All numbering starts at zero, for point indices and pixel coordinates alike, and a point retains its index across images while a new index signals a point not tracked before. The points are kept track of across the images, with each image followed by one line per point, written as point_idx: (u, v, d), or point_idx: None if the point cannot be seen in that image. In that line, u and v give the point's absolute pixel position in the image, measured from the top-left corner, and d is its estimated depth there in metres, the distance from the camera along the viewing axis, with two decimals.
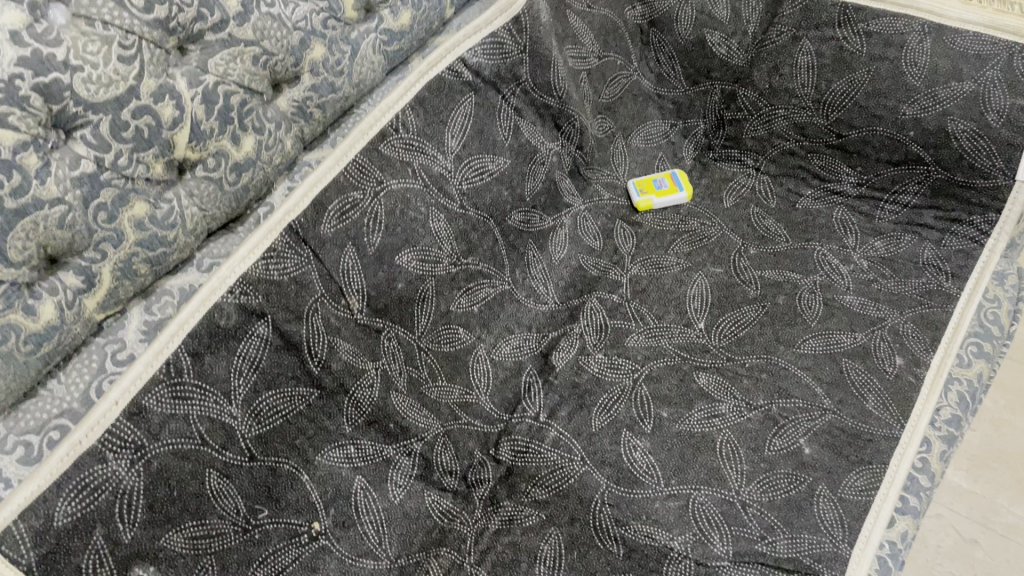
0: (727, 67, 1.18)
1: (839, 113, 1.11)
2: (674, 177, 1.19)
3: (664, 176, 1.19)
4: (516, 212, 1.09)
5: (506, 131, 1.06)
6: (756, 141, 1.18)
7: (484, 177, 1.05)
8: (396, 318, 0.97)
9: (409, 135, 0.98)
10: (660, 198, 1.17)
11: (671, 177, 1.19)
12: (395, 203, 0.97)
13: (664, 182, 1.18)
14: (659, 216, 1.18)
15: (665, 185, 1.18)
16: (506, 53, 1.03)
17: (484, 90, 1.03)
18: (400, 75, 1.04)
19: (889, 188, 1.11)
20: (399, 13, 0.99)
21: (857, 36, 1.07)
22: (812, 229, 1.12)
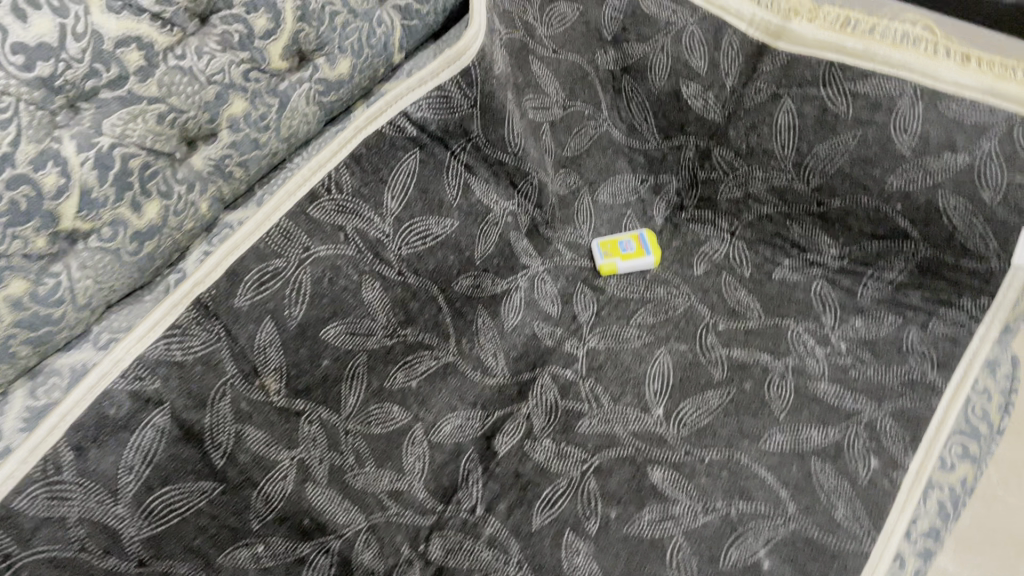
0: (701, 122, 1.07)
1: (820, 180, 1.01)
2: (640, 238, 1.09)
3: (631, 237, 1.10)
4: (463, 277, 1.00)
5: (454, 190, 0.97)
6: (731, 203, 1.09)
7: (427, 241, 0.95)
8: (319, 398, 0.88)
9: (342, 196, 0.90)
10: (625, 262, 1.08)
11: (638, 238, 1.09)
12: (323, 271, 0.88)
13: (630, 244, 1.09)
14: (625, 281, 1.08)
15: (630, 247, 1.09)
16: (455, 108, 0.94)
17: (430, 146, 0.95)
18: (339, 125, 0.95)
19: (872, 263, 1.02)
20: (337, 61, 0.90)
21: (843, 96, 0.98)
22: (787, 304, 1.03)
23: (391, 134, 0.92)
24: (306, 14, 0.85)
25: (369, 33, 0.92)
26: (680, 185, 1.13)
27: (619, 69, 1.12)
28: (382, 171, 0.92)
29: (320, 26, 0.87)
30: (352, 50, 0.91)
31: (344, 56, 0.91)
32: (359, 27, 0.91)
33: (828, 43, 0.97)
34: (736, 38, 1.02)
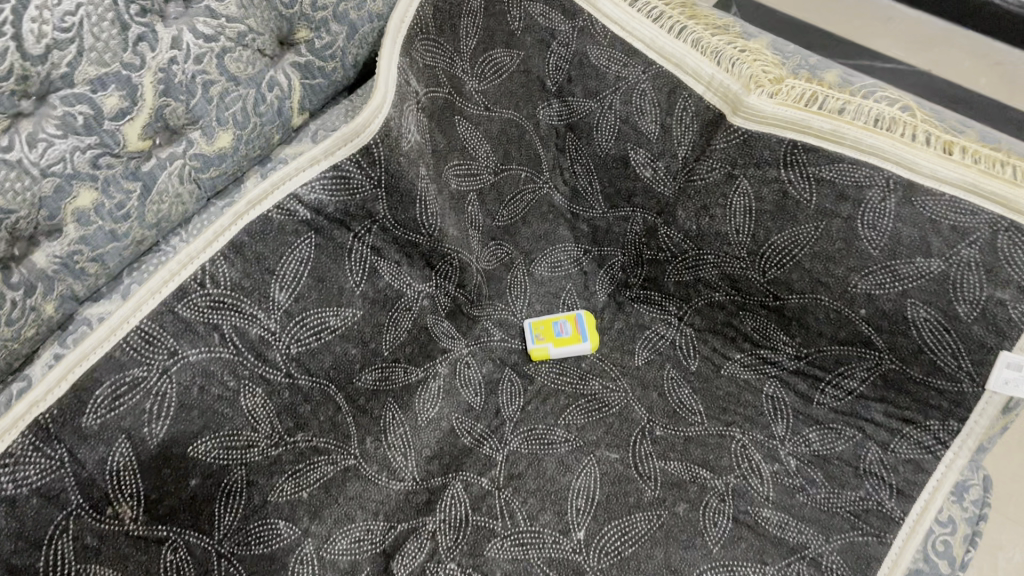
0: (650, 193, 0.96)
1: (777, 272, 0.90)
2: (575, 319, 0.97)
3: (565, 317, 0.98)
4: (367, 372, 0.88)
5: (356, 277, 0.85)
6: (681, 287, 0.97)
7: (321, 337, 0.84)
8: (184, 521, 0.76)
9: (218, 291, 0.78)
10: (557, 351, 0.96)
11: (573, 320, 0.97)
12: (191, 378, 0.77)
13: (564, 327, 0.97)
14: (559, 370, 0.97)
15: (563, 332, 0.97)
16: (354, 188, 0.81)
17: (328, 229, 0.83)
18: (228, 200, 0.83)
19: (834, 368, 0.90)
20: (217, 135, 0.78)
21: (805, 181, 0.86)
22: (734, 409, 0.92)
23: (278, 220, 0.80)
24: (170, 87, 0.72)
25: (257, 100, 0.80)
26: (625, 261, 1.01)
27: (563, 126, 0.98)
28: (269, 261, 0.80)
29: (190, 99, 0.74)
30: (235, 122, 0.79)
31: (225, 128, 0.79)
32: (243, 94, 0.79)
33: (791, 120, 0.84)
34: (693, 103, 0.90)
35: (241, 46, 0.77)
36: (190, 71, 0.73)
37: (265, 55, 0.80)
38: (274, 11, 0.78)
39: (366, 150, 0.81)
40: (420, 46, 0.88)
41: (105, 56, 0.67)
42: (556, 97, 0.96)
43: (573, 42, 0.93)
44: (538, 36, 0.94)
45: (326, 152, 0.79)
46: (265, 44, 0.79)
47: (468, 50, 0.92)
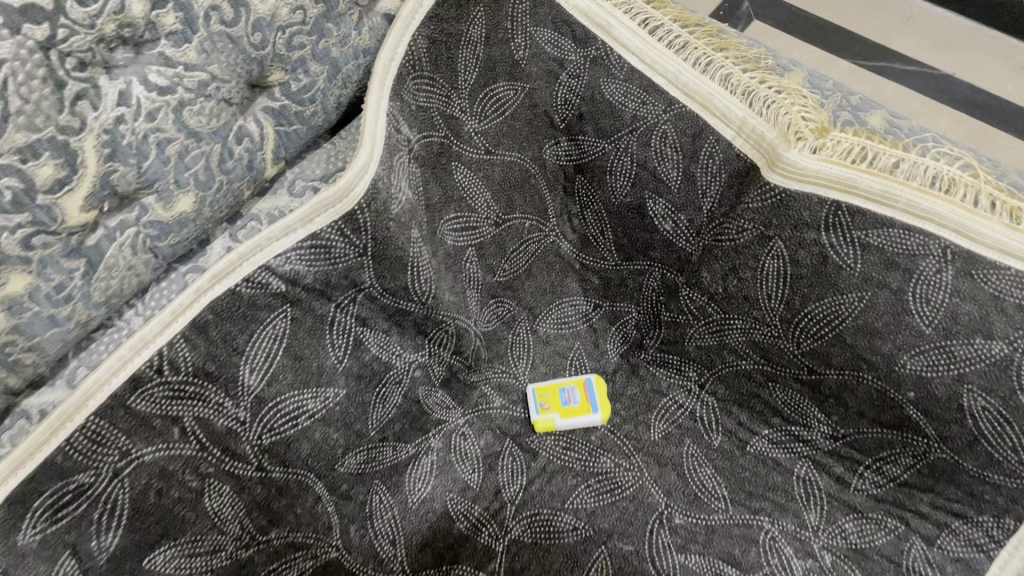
0: (669, 249, 0.85)
1: (814, 344, 0.80)
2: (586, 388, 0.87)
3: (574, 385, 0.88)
4: (352, 455, 0.78)
5: (338, 352, 0.75)
6: (702, 351, 0.87)
7: (298, 423, 0.74)
8: None
9: (179, 379, 0.67)
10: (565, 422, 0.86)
11: (583, 388, 0.87)
12: (148, 481, 0.66)
13: (573, 396, 0.87)
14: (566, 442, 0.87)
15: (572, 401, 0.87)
16: (336, 258, 0.71)
17: (306, 300, 0.72)
18: (193, 264, 0.72)
19: (875, 452, 0.81)
20: (175, 199, 0.67)
21: (849, 247, 0.75)
22: (763, 494, 0.83)
23: (247, 296, 0.69)
24: (117, 150, 0.61)
25: (223, 155, 0.69)
26: (641, 319, 0.90)
27: (573, 167, 0.87)
28: (237, 340, 0.69)
29: (141, 161, 0.63)
30: (198, 182, 0.68)
31: (185, 191, 0.68)
32: (207, 150, 0.68)
33: (834, 177, 0.73)
34: (719, 150, 0.78)
35: (203, 97, 0.66)
36: (141, 129, 0.62)
37: (230, 103, 0.69)
38: (243, 55, 0.67)
39: (350, 216, 0.71)
40: (412, 86, 0.78)
41: (37, 120, 0.55)
42: (566, 135, 0.85)
43: (585, 74, 0.81)
44: (546, 66, 0.82)
45: (301, 220, 0.69)
46: (232, 91, 0.68)
47: (466, 85, 0.81)
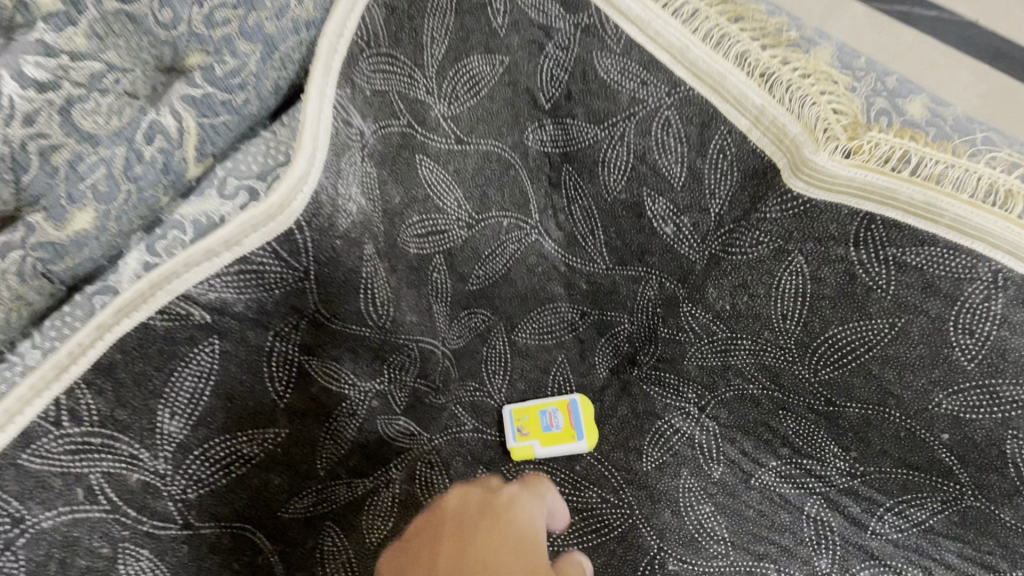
0: (669, 256, 0.73)
1: (833, 373, 0.70)
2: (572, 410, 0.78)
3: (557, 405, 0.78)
4: (300, 497, 0.68)
5: (278, 387, 0.64)
6: (703, 371, 0.78)
7: (230, 471, 0.63)
8: None
9: (81, 431, 0.56)
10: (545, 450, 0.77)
11: (568, 410, 0.78)
12: (47, 552, 0.55)
13: (556, 420, 0.77)
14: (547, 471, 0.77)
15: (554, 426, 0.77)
16: (270, 284, 0.59)
17: (238, 330, 0.60)
18: (101, 284, 0.55)
19: (898, 494, 0.72)
20: (70, 216, 0.54)
21: (882, 266, 0.63)
22: (768, 537, 0.74)
23: (162, 330, 0.57)
24: None
25: (130, 160, 0.56)
26: (634, 331, 0.79)
27: (559, 154, 0.72)
28: (154, 381, 0.58)
29: (20, 175, 0.51)
30: (100, 195, 0.55)
31: (82, 205, 0.54)
32: (108, 156, 0.54)
33: (868, 184, 0.60)
34: (731, 141, 0.64)
35: (98, 91, 0.52)
36: (16, 136, 0.49)
37: (136, 96, 0.56)
38: (147, 36, 0.54)
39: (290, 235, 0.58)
40: (366, 68, 0.63)
41: None
42: (551, 116, 0.70)
43: (575, 46, 0.65)
44: (529, 35, 0.65)
45: (226, 243, 0.56)
46: (136, 82, 0.55)
47: (433, 61, 0.65)
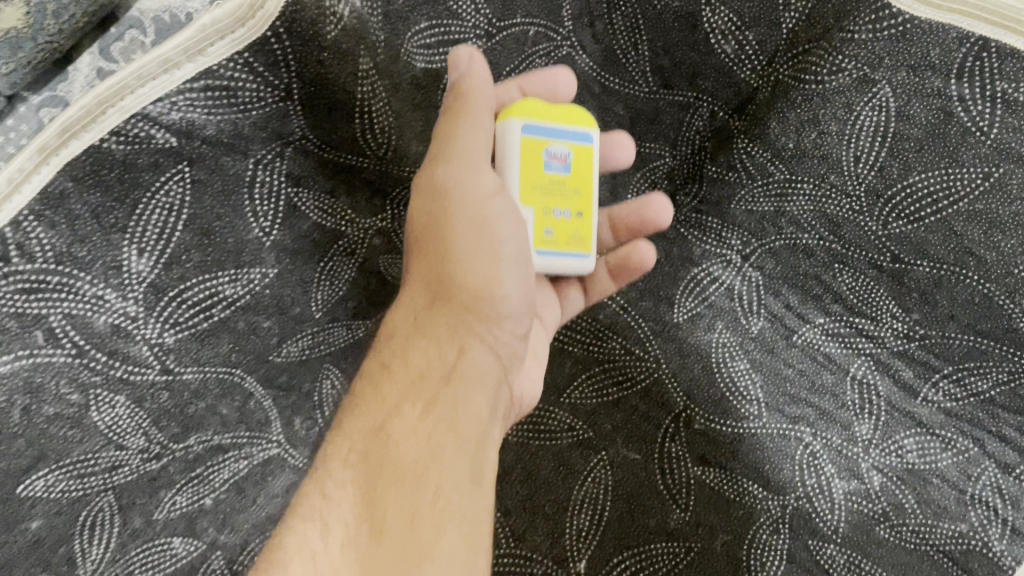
0: (725, 81, 0.62)
1: (905, 228, 0.60)
2: (538, 120, 0.51)
3: (565, 125, 0.53)
4: (292, 341, 0.60)
5: (263, 223, 0.55)
6: (752, 218, 0.67)
7: (212, 314, 0.56)
8: (30, 567, 0.55)
9: (34, 269, 0.49)
10: (556, 238, 0.53)
11: (534, 130, 0.51)
12: (8, 402, 0.51)
13: (560, 153, 0.52)
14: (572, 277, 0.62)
15: (517, 161, 0.51)
16: (245, 104, 0.51)
17: (212, 157, 0.52)
18: (49, 94, 0.50)
19: (957, 360, 0.63)
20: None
21: (987, 104, 0.54)
22: (806, 399, 0.67)
23: (120, 157, 0.49)
24: None
25: None
26: (675, 167, 0.68)
27: None
28: (115, 216, 0.50)
29: None
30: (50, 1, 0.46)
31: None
32: None
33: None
34: None
35: None
36: None
37: None
38: None
39: (263, 49, 0.50)
40: None
41: None
42: None
43: None
44: None
45: (186, 50, 0.48)
46: None
47: None
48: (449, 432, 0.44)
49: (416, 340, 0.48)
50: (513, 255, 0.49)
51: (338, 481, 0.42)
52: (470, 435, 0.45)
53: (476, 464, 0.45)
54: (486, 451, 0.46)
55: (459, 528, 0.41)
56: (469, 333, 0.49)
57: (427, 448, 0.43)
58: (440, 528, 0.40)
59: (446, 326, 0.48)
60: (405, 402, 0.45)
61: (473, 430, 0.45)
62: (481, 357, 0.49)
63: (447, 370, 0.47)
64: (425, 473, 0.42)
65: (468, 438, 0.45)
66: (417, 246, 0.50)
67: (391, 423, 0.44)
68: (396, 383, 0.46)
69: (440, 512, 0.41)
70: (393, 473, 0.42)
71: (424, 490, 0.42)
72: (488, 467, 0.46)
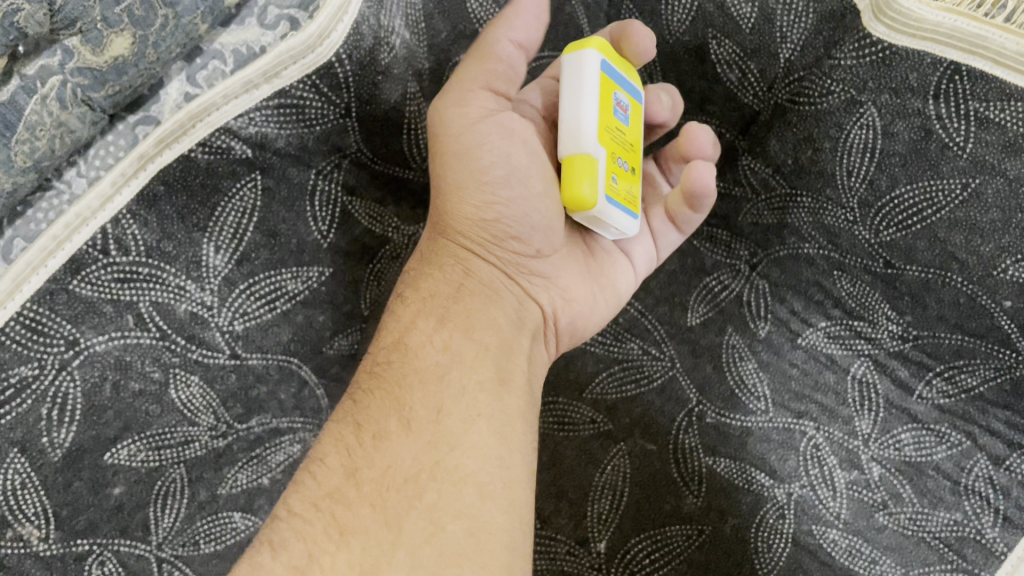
0: (731, 105, 0.70)
1: (896, 235, 0.67)
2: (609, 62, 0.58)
3: (627, 74, 0.61)
4: (342, 337, 0.66)
5: (321, 227, 0.64)
6: (757, 229, 0.74)
7: (275, 307, 0.63)
8: (111, 531, 0.62)
9: (128, 260, 0.58)
10: (619, 185, 0.59)
11: (606, 69, 0.57)
12: (102, 375, 0.59)
13: (625, 102, 0.60)
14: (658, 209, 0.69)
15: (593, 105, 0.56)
16: (310, 120, 0.61)
17: (279, 167, 0.61)
18: (144, 113, 0.57)
19: (947, 359, 0.69)
20: (106, 41, 0.51)
21: (962, 121, 0.61)
22: (810, 396, 0.73)
23: (203, 165, 0.59)
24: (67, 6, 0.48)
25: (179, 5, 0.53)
26: None
27: None
28: (197, 217, 0.60)
29: None
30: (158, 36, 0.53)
31: (119, 30, 0.51)
32: None
33: (957, 30, 0.59)
34: None
35: None
36: None
37: None
38: None
39: (330, 74, 0.61)
40: None
41: None
42: None
43: None
44: None
45: (265, 74, 0.59)
46: None
47: None
48: (465, 339, 0.57)
49: (431, 265, 0.61)
50: (495, 183, 0.57)
51: (364, 388, 0.55)
52: (487, 340, 0.58)
53: (495, 366, 0.56)
54: (505, 358, 0.57)
55: (484, 420, 0.53)
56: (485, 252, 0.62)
57: (445, 352, 0.56)
58: (463, 423, 0.52)
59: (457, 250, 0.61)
60: (423, 316, 0.58)
61: (491, 336, 0.58)
62: (489, 277, 0.61)
63: (459, 285, 0.60)
64: (441, 373, 0.54)
65: (485, 343, 0.57)
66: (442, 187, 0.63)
67: (415, 337, 0.57)
68: (413, 303, 0.59)
69: (469, 413, 0.53)
70: (416, 374, 0.54)
71: (444, 387, 0.54)
72: (513, 370, 0.57)
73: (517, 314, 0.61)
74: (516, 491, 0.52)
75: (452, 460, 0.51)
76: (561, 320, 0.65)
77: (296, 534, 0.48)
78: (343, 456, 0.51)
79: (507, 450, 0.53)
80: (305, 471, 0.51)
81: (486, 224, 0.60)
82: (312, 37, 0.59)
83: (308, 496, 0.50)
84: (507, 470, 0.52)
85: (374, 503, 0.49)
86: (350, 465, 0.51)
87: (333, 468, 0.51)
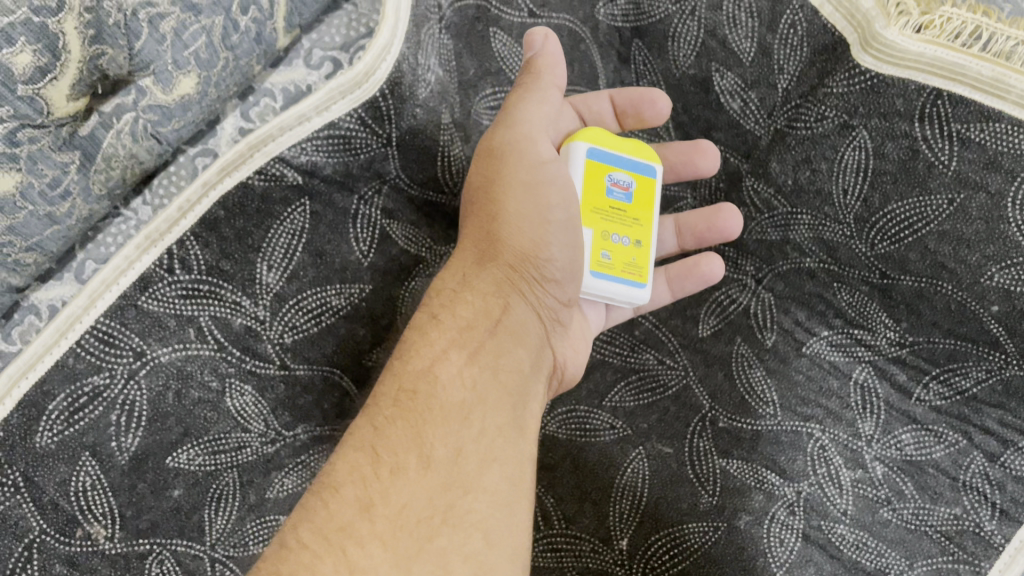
0: (734, 133, 0.77)
1: (891, 247, 0.73)
2: (602, 146, 0.69)
3: (630, 155, 0.70)
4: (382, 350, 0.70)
5: (362, 247, 0.69)
6: (763, 246, 0.79)
7: (321, 320, 0.68)
8: (170, 531, 0.65)
9: (191, 278, 0.65)
10: (612, 261, 0.69)
11: (597, 155, 0.69)
12: (165, 382, 0.65)
13: (622, 181, 0.70)
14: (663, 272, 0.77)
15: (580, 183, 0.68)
16: (355, 149, 0.68)
17: (325, 193, 0.68)
18: (203, 146, 0.66)
19: (943, 363, 0.74)
20: (175, 81, 0.58)
21: (945, 141, 0.68)
22: (816, 400, 0.77)
23: (260, 191, 0.66)
24: (144, 52, 0.54)
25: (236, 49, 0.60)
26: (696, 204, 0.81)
27: (630, 29, 0.78)
28: (253, 237, 0.66)
29: (133, 41, 0.53)
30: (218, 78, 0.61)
31: (187, 72, 0.58)
32: (208, 25, 0.56)
33: (939, 60, 0.66)
34: (802, 18, 0.71)
35: None
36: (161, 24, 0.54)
37: None
38: None
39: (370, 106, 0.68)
40: None
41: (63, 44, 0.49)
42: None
43: None
44: None
45: (316, 108, 0.67)
46: None
47: None
48: (488, 380, 0.61)
49: (462, 295, 0.65)
50: (552, 224, 0.66)
51: (386, 416, 0.56)
52: (506, 384, 0.61)
53: (511, 412, 0.61)
54: (519, 405, 0.61)
55: (498, 467, 0.57)
56: (508, 295, 0.66)
57: (469, 393, 0.59)
58: (480, 467, 0.56)
59: (485, 283, 0.66)
60: (451, 350, 0.61)
61: (509, 380, 0.62)
62: (512, 315, 0.66)
63: (484, 323, 0.64)
64: (465, 414, 0.58)
65: (503, 388, 0.61)
66: (472, 213, 0.69)
67: (442, 371, 0.59)
68: (442, 333, 0.62)
69: (485, 460, 0.57)
70: (440, 410, 0.57)
71: (466, 428, 0.57)
72: (525, 418, 0.62)
73: (533, 358, 0.65)
74: (519, 539, 0.56)
75: (464, 505, 0.54)
76: (568, 368, 0.71)
77: (305, 566, 0.48)
78: (358, 488, 0.52)
79: (515, 499, 0.57)
80: (318, 499, 0.52)
81: (528, 258, 0.66)
82: (356, 75, 0.68)
83: (320, 525, 0.50)
84: (514, 516, 0.56)
85: (385, 540, 0.51)
86: (365, 498, 0.52)
87: (346, 498, 0.52)
